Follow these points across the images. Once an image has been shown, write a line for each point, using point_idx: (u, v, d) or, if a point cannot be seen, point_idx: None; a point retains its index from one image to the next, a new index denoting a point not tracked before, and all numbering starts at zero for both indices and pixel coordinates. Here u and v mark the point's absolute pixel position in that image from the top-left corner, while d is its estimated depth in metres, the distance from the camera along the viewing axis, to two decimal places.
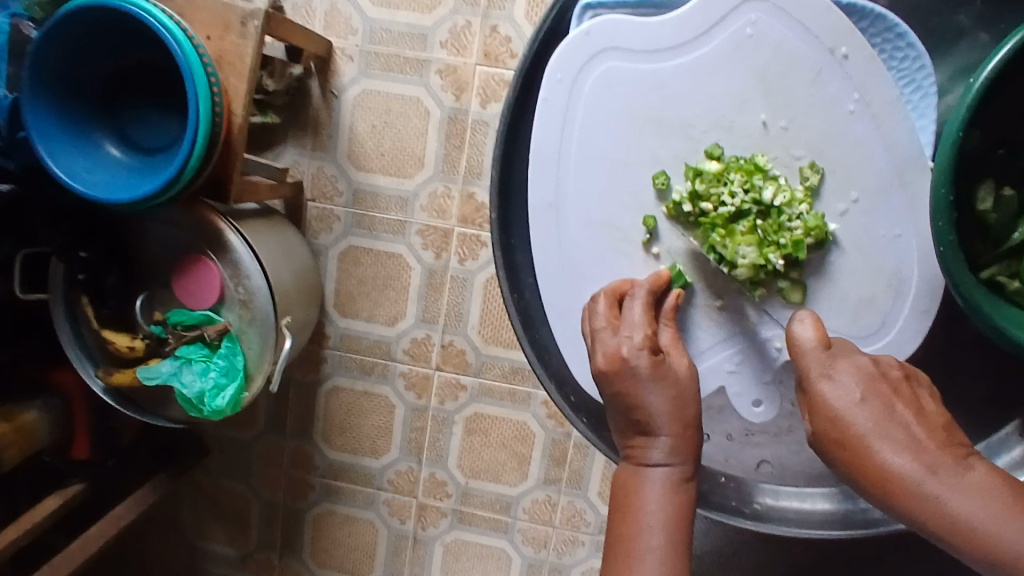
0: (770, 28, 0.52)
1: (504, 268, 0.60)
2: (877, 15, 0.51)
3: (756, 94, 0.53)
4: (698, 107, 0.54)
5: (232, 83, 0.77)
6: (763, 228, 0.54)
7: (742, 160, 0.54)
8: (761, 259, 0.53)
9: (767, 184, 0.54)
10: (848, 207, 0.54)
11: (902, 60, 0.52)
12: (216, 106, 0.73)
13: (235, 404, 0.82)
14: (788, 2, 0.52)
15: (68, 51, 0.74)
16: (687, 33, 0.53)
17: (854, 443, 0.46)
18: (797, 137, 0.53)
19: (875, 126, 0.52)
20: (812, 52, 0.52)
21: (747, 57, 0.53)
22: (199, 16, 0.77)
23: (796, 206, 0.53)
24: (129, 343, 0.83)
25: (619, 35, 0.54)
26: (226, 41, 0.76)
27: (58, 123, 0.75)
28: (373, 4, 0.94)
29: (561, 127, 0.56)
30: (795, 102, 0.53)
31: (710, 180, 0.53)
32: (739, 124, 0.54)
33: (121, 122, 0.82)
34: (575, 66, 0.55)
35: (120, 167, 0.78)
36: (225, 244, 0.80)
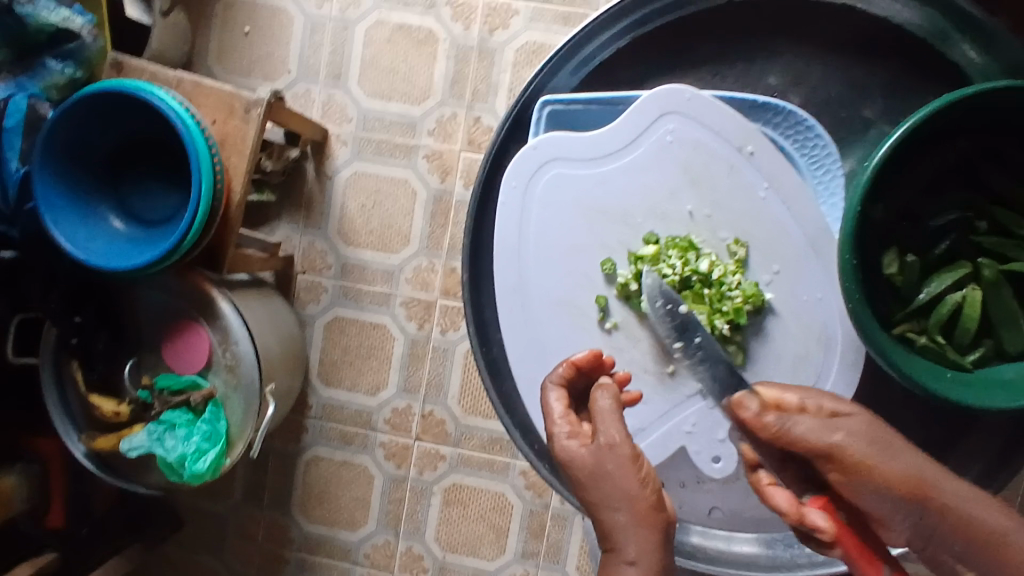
0: (688, 134, 0.59)
1: (472, 325, 0.64)
2: (788, 112, 0.57)
3: (683, 189, 0.60)
4: (636, 201, 0.61)
5: (233, 162, 0.83)
6: (708, 297, 0.59)
7: (677, 238, 0.60)
8: (708, 326, 0.59)
9: (701, 258, 0.60)
10: (772, 277, 0.60)
11: (812, 147, 0.58)
12: (218, 185, 0.79)
13: (214, 469, 0.84)
14: (701, 111, 0.59)
15: (77, 130, 0.79)
16: (619, 139, 0.60)
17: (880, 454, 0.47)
18: (721, 222, 0.60)
19: (786, 208, 0.59)
20: (729, 151, 0.59)
21: (671, 158, 0.60)
22: (204, 103, 0.84)
23: (730, 276, 0.59)
24: (115, 408, 0.86)
25: (562, 144, 0.60)
26: (230, 125, 0.84)
27: (64, 195, 0.80)
28: (368, 95, 1.02)
29: (519, 223, 0.62)
30: (716, 193, 0.60)
31: (649, 261, 0.59)
32: (670, 214, 0.61)
33: (123, 194, 0.88)
34: (527, 173, 0.61)
35: (121, 238, 0.83)
36: (215, 311, 0.84)
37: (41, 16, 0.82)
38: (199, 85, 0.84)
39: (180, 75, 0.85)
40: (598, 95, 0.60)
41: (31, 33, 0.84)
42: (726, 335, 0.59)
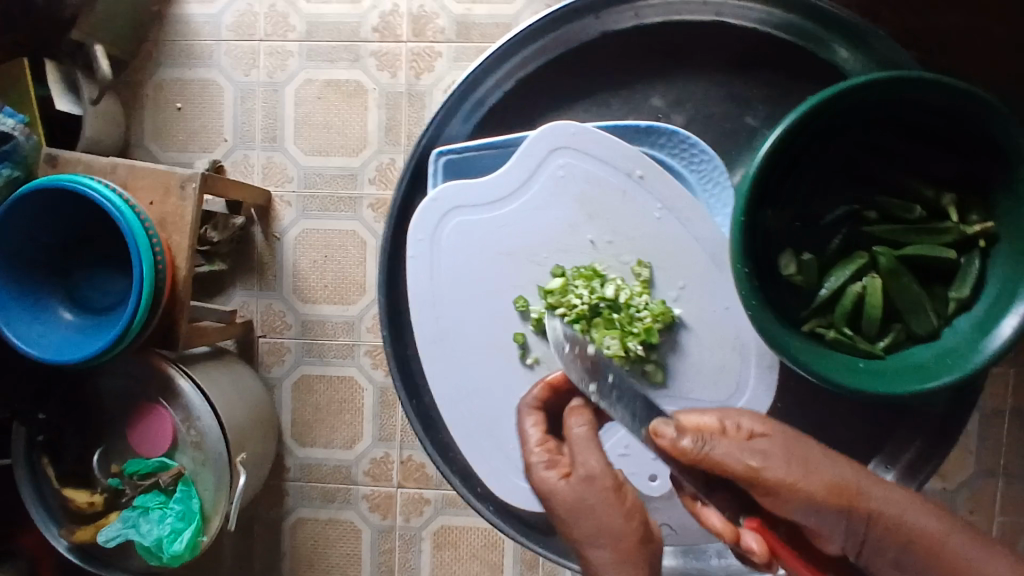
0: (579, 167, 0.61)
1: (400, 378, 0.65)
2: (671, 132, 0.59)
3: (583, 220, 0.62)
4: (540, 238, 0.62)
5: (175, 239, 0.84)
6: (619, 321, 0.60)
7: (581, 268, 0.61)
8: (623, 350, 0.59)
9: (607, 284, 0.60)
10: (679, 293, 0.61)
11: (700, 163, 0.60)
12: (160, 264, 0.80)
13: (192, 548, 0.83)
14: (588, 144, 0.60)
15: (21, 225, 0.79)
16: (514, 180, 0.61)
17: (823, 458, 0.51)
18: (623, 247, 0.61)
19: (682, 225, 0.60)
20: (620, 178, 0.61)
21: (566, 191, 0.61)
22: (139, 184, 0.85)
23: (637, 298, 0.60)
24: (88, 500, 0.85)
25: (459, 192, 0.61)
26: (168, 203, 0.84)
27: (13, 294, 0.80)
28: (306, 153, 1.03)
29: (430, 273, 0.63)
30: (615, 219, 0.61)
31: (558, 294, 0.60)
32: (573, 246, 0.62)
33: (73, 282, 0.88)
34: (430, 224, 0.62)
35: (74, 329, 0.83)
36: (175, 389, 0.84)
37: None
38: (132, 168, 0.85)
39: (115, 160, 0.85)
40: (488, 141, 0.61)
41: None
42: (642, 355, 0.60)
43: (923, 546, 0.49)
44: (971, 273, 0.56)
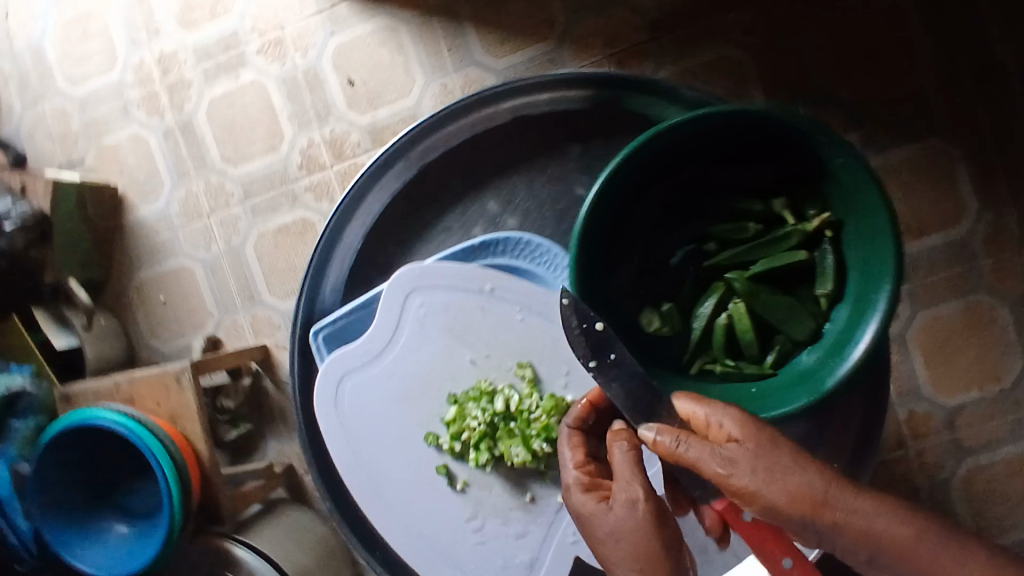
0: (436, 301, 0.68)
1: (356, 538, 0.71)
2: (505, 239, 0.67)
3: (456, 346, 0.69)
4: (428, 373, 0.69)
5: (190, 429, 0.91)
6: (517, 428, 0.66)
7: (469, 390, 0.68)
8: (529, 454, 0.65)
9: (497, 397, 0.67)
10: (566, 378, 0.67)
11: (541, 255, 0.68)
12: (181, 461, 0.87)
13: None
14: (435, 279, 0.67)
15: (58, 466, 0.87)
16: (387, 333, 0.69)
17: (785, 470, 0.49)
18: (498, 357, 0.68)
19: (542, 319, 0.67)
20: (475, 296, 0.67)
21: (433, 326, 0.68)
22: (145, 392, 0.93)
23: (528, 400, 0.67)
24: None
25: (344, 360, 0.69)
26: (172, 399, 0.92)
27: (66, 525, 0.89)
28: (283, 298, 1.09)
29: (348, 436, 0.70)
30: (483, 336, 0.68)
31: (456, 420, 0.67)
32: (457, 372, 0.69)
33: (116, 497, 0.94)
34: (331, 396, 0.69)
35: (127, 539, 0.90)
36: (235, 561, 0.88)
37: None
38: (133, 380, 0.93)
39: (116, 379, 0.94)
40: (358, 302, 0.70)
41: None
42: (549, 451, 0.66)
43: (897, 552, 0.47)
44: (829, 268, 0.63)
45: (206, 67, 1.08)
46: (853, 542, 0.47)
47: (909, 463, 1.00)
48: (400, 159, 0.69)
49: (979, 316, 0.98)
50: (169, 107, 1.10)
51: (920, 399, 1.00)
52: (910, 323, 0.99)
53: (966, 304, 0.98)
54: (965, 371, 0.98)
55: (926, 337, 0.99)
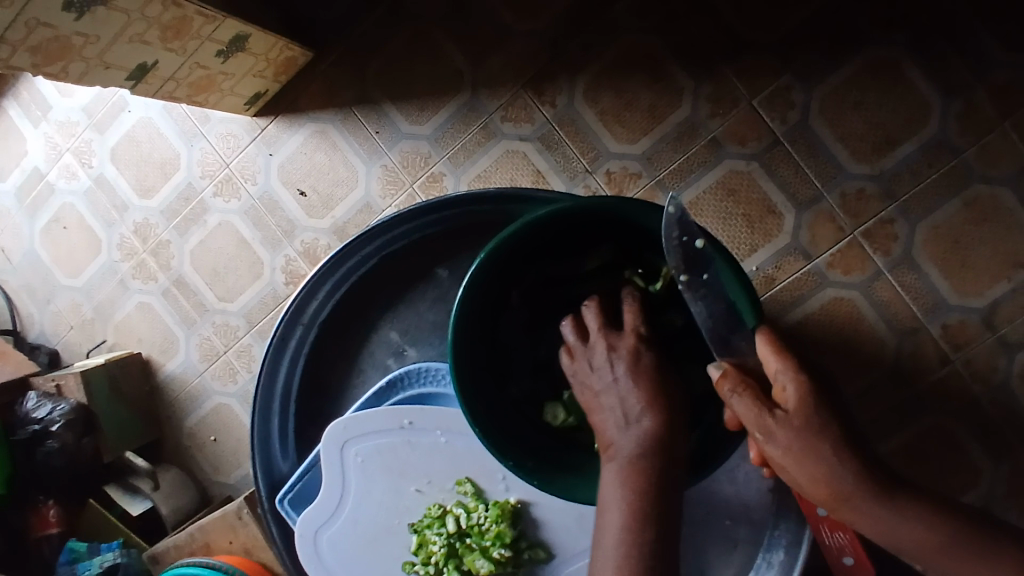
0: (365, 446, 0.63)
1: None
2: (406, 372, 0.63)
3: (399, 480, 0.64)
4: (384, 513, 0.65)
5: (266, 555, 0.99)
6: (474, 542, 0.62)
7: (424, 517, 0.63)
8: (493, 563, 0.61)
9: (447, 518, 0.62)
10: (505, 482, 0.62)
11: (439, 374, 0.63)
12: None
13: None
14: (356, 427, 0.63)
15: None
16: (334, 488, 0.65)
17: (828, 466, 0.47)
18: (439, 479, 0.63)
19: (465, 435, 0.62)
20: (396, 435, 0.63)
21: (372, 468, 0.64)
22: (216, 535, 1.01)
23: (474, 515, 0.61)
24: None
25: (308, 522, 0.65)
26: (241, 535, 1.00)
27: None
28: None
29: None
30: (418, 466, 0.64)
31: (419, 550, 0.63)
32: (409, 503, 0.64)
33: None
34: (308, 558, 0.65)
35: None
36: None
37: (88, 574, 1.04)
38: (203, 527, 1.01)
39: (189, 530, 1.02)
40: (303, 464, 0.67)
41: None
42: (511, 554, 0.61)
43: (905, 546, 0.48)
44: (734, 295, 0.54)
45: (177, 225, 1.19)
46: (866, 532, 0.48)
47: (961, 377, 0.93)
48: (297, 325, 0.66)
49: (984, 207, 0.92)
50: (159, 269, 1.21)
51: (950, 309, 0.93)
52: (913, 239, 0.94)
53: (964, 200, 0.92)
54: (988, 265, 0.92)
55: (935, 246, 0.93)
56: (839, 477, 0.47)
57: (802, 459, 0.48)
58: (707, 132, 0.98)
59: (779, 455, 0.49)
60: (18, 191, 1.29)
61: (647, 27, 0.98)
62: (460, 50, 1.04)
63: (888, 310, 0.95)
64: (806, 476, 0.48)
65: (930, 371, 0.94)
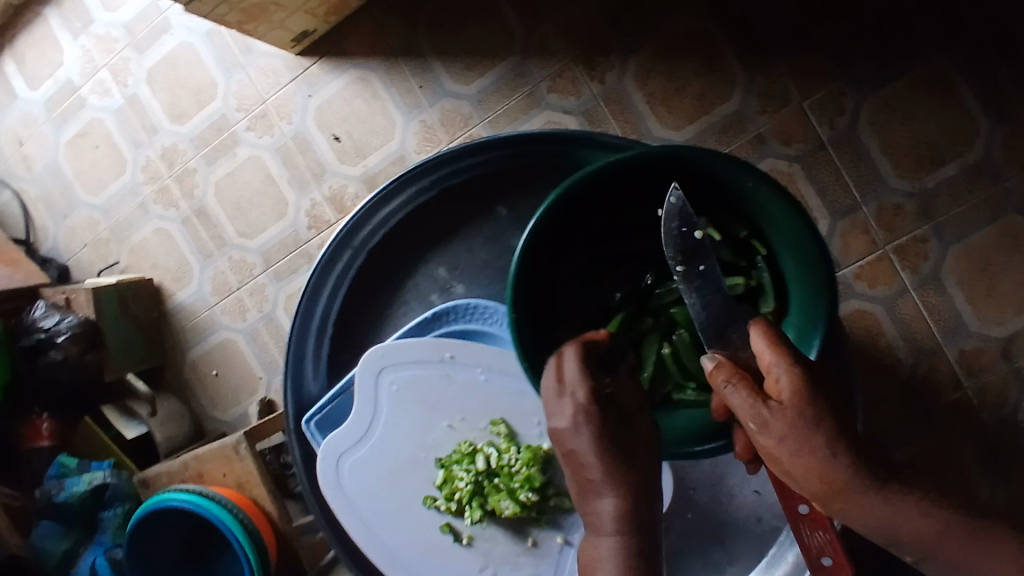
0: (403, 375, 0.65)
1: None
2: (452, 307, 0.65)
3: (433, 414, 0.66)
4: (413, 446, 0.66)
5: (257, 492, 0.99)
6: (502, 483, 0.63)
7: (454, 452, 0.65)
8: (518, 505, 0.62)
9: (478, 455, 0.64)
10: (540, 427, 0.64)
11: (486, 313, 0.65)
12: (248, 524, 0.93)
13: None
14: (397, 352, 0.64)
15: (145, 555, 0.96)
16: (365, 413, 0.66)
17: (826, 455, 0.47)
18: (473, 417, 0.65)
19: (503, 375, 0.64)
20: (435, 368, 0.65)
21: (406, 399, 0.66)
22: (210, 467, 1.01)
23: (507, 454, 0.63)
24: None
25: (335, 445, 0.66)
26: (235, 470, 1.00)
27: None
28: None
29: (357, 515, 0.67)
30: (453, 401, 0.66)
31: (444, 484, 0.65)
32: (439, 438, 0.66)
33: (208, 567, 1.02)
34: (330, 483, 0.66)
35: None
36: None
37: (75, 490, 1.04)
38: (198, 457, 1.01)
39: (183, 459, 1.02)
40: (333, 389, 0.67)
41: (80, 504, 1.04)
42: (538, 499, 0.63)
43: (908, 539, 0.48)
44: (764, 278, 0.59)
45: (205, 154, 1.18)
46: (870, 526, 0.48)
47: (972, 403, 0.93)
48: (346, 250, 0.66)
49: (1017, 238, 0.92)
50: (181, 196, 1.19)
51: (969, 335, 0.94)
52: (942, 261, 0.94)
53: (998, 228, 0.92)
54: (1013, 295, 0.93)
55: (964, 270, 0.93)
56: (834, 466, 0.47)
57: (797, 448, 0.48)
58: (753, 128, 0.97)
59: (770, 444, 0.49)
60: (49, 102, 1.27)
61: (705, 15, 0.98)
62: (514, 14, 1.03)
63: (909, 328, 0.95)
64: (804, 465, 0.48)
65: (941, 394, 0.94)
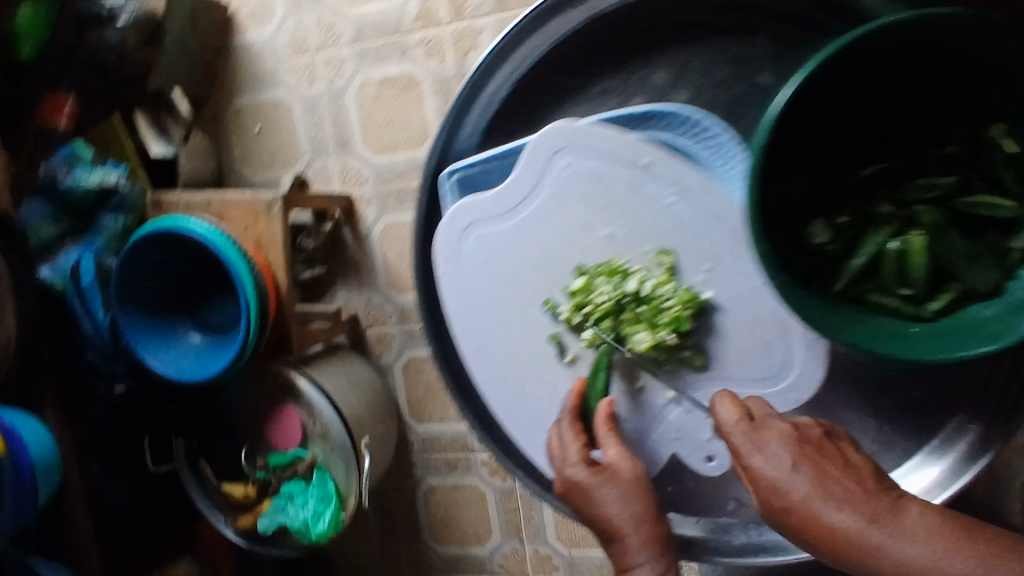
0: (581, 164, 0.64)
1: (458, 396, 0.72)
2: (670, 112, 0.62)
3: (595, 217, 0.65)
4: (554, 242, 0.67)
5: (273, 258, 0.93)
6: (645, 313, 0.63)
7: (602, 265, 0.65)
8: (653, 340, 0.63)
9: (630, 277, 0.64)
10: (706, 275, 0.63)
11: (712, 136, 0.62)
12: (259, 279, 0.89)
13: (336, 525, 0.94)
14: (585, 139, 0.63)
15: (141, 275, 0.91)
16: (521, 188, 0.67)
17: (817, 492, 0.49)
18: (637, 238, 0.64)
19: (696, 206, 0.62)
20: (626, 167, 0.63)
21: (572, 190, 0.65)
22: (234, 214, 0.94)
23: (663, 287, 0.63)
24: (244, 491, 0.98)
25: (473, 209, 0.68)
26: (259, 227, 0.93)
27: (148, 331, 0.93)
28: (376, 152, 1.07)
29: (461, 289, 0.70)
30: (625, 211, 0.64)
31: (580, 293, 0.65)
32: (589, 243, 0.66)
33: (196, 310, 0.99)
34: (452, 243, 0.69)
35: (201, 350, 0.94)
36: (297, 390, 0.94)
37: (83, 181, 0.96)
38: (225, 201, 0.95)
39: (208, 196, 0.95)
40: (495, 151, 0.67)
41: (81, 199, 0.96)
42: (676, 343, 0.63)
43: None
44: None
45: None
46: None
47: None
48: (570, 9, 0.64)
49: None
50: None
51: None
52: None
53: None
54: None
55: None
56: (832, 500, 0.48)
57: (809, 487, 0.49)
58: None
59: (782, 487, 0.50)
60: None
61: None
62: None
63: None
64: (818, 517, 0.48)
65: None
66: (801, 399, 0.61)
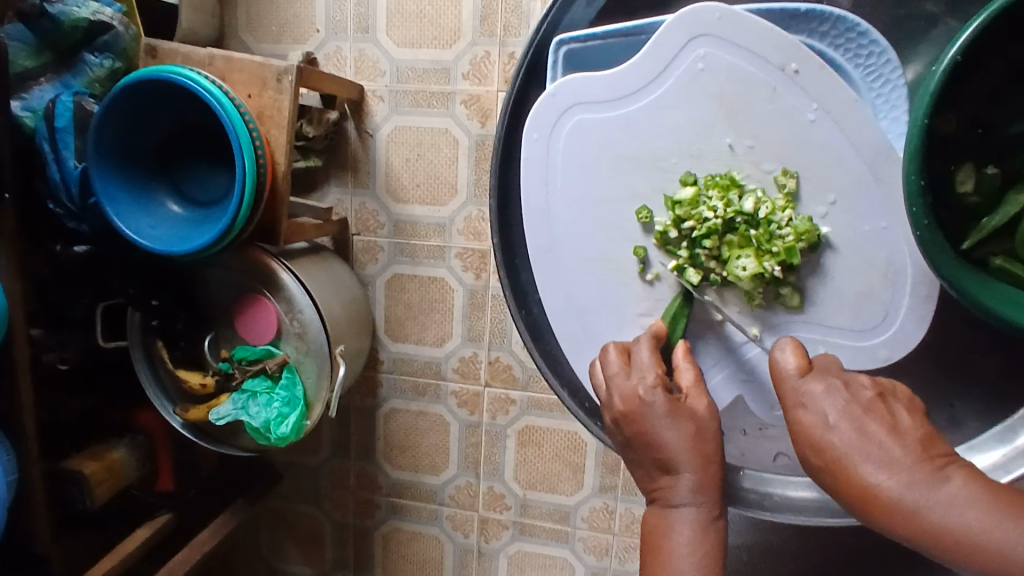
0: (718, 59, 0.62)
1: (512, 290, 0.76)
2: (837, 18, 0.60)
3: (718, 121, 0.63)
4: (665, 142, 0.65)
5: (273, 135, 0.84)
6: (756, 238, 0.63)
7: (716, 177, 0.64)
8: (759, 268, 0.63)
9: (746, 196, 0.63)
10: (828, 209, 0.63)
11: (868, 56, 0.61)
12: (260, 160, 0.80)
13: (297, 431, 0.87)
14: (730, 32, 0.61)
15: (125, 126, 0.82)
16: (644, 75, 0.65)
17: (856, 448, 0.51)
18: (763, 153, 0.63)
19: (838, 129, 0.61)
20: (772, 73, 0.61)
21: (701, 87, 0.63)
22: (238, 78, 0.85)
23: (779, 213, 0.62)
24: (201, 380, 0.91)
25: (581, 90, 0.66)
26: (265, 97, 0.84)
27: (125, 189, 0.84)
28: (397, 45, 0.98)
29: (545, 176, 0.70)
30: (754, 122, 0.63)
31: (687, 205, 0.64)
32: (706, 150, 0.64)
33: (177, 179, 0.90)
34: (549, 124, 0.68)
35: (179, 222, 0.86)
36: (277, 283, 0.87)
37: (73, 12, 0.82)
38: (230, 60, 0.85)
39: (210, 52, 0.85)
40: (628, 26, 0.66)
41: (67, 32, 0.83)
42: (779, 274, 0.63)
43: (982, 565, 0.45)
44: None
45: None
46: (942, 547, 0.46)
47: None
48: None
49: None
50: None
51: None
52: None
53: None
54: None
55: None
56: (873, 459, 0.50)
57: (858, 442, 0.51)
58: None
59: (831, 441, 0.52)
60: None
61: None
62: None
63: None
64: (858, 474, 0.50)
65: None
66: (889, 357, 0.64)
